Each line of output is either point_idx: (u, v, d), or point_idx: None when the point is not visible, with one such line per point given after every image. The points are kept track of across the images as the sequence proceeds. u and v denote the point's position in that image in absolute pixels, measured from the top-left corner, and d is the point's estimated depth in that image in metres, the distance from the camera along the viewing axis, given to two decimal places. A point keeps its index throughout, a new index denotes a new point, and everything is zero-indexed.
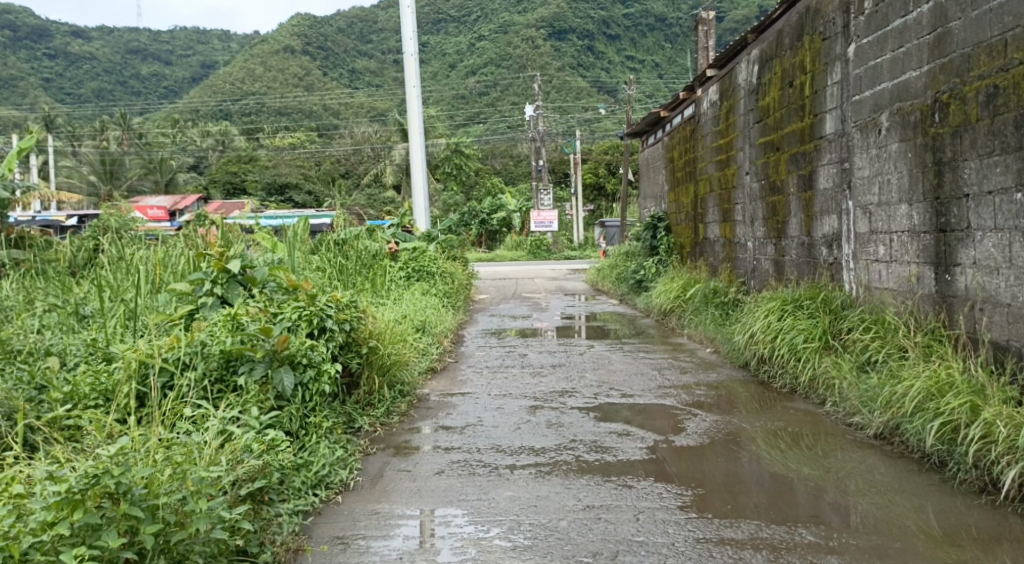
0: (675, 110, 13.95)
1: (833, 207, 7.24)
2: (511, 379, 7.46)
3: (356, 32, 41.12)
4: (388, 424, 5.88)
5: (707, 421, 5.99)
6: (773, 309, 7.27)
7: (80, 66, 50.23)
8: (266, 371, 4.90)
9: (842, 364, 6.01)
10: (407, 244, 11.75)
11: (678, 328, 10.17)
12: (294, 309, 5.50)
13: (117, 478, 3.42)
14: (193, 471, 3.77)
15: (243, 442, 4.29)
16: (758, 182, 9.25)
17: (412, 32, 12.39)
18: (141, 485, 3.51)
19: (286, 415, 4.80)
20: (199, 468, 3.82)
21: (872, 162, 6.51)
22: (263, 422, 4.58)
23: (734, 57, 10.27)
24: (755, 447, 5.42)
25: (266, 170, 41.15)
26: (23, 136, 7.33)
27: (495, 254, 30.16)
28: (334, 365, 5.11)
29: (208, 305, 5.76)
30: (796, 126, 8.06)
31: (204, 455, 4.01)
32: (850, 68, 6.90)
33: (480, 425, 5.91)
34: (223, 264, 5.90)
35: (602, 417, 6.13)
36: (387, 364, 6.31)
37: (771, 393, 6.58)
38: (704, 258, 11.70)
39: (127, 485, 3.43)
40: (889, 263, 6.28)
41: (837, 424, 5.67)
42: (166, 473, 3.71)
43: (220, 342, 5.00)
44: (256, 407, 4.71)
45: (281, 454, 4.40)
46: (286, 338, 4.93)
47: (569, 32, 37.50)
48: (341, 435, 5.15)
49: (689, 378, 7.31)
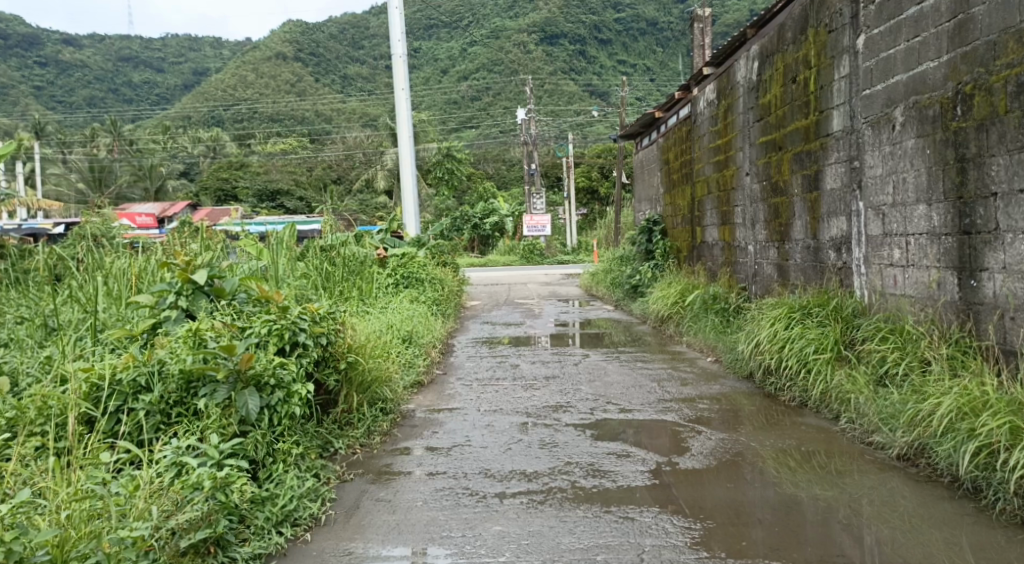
0: (670, 110, 13.52)
1: (841, 208, 6.83)
2: (502, 392, 7.02)
3: (354, 47, 44.36)
4: (368, 446, 5.44)
5: (713, 440, 5.54)
6: (779, 317, 6.82)
7: (71, 74, 49.56)
8: (230, 394, 4.45)
9: (858, 378, 5.59)
10: (396, 250, 11.33)
11: (676, 336, 9.75)
12: (264, 324, 5.06)
13: (10, 545, 3.15)
14: (111, 531, 3.47)
15: (194, 478, 3.86)
16: (759, 183, 8.82)
17: (400, 33, 11.95)
18: (44, 552, 3.24)
19: (250, 443, 4.34)
20: (117, 527, 3.50)
21: (885, 161, 6.11)
22: (223, 451, 4.14)
23: (733, 53, 9.85)
24: (768, 468, 4.99)
25: (259, 176, 40.23)
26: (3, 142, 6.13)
27: (488, 260, 29.72)
28: (305, 386, 4.67)
29: (172, 319, 5.30)
30: (799, 124, 7.64)
31: (135, 506, 3.64)
32: (859, 61, 6.48)
33: (468, 446, 5.46)
34: (188, 274, 5.43)
35: (599, 435, 5.69)
36: (368, 381, 5.86)
37: (779, 408, 6.16)
38: (703, 262, 11.28)
39: (23, 552, 3.17)
40: (905, 268, 5.86)
41: (854, 443, 5.24)
42: (77, 530, 3.44)
43: (179, 360, 4.56)
44: (216, 434, 4.28)
45: (239, 491, 3.95)
46: (251, 356, 4.48)
47: (562, 37, 38.73)
48: (314, 463, 4.70)
49: (691, 390, 6.87)
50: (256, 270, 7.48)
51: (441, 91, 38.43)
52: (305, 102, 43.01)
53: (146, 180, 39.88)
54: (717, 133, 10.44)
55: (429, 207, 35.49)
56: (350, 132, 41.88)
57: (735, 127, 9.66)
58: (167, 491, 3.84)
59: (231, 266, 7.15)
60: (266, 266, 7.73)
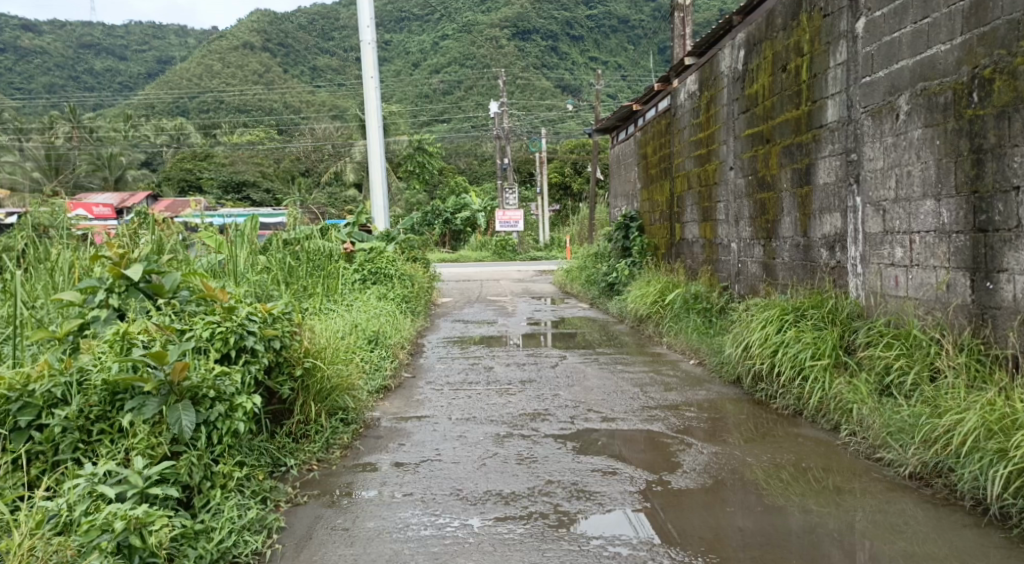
0: (648, 102, 13.05)
1: (835, 204, 6.42)
2: (475, 398, 6.53)
3: None
4: (327, 461, 4.96)
5: (704, 454, 5.09)
6: (771, 319, 6.39)
7: (30, 61, 48.02)
8: (160, 409, 4.00)
9: (861, 386, 5.19)
10: (364, 245, 10.81)
11: (655, 337, 9.31)
12: (206, 326, 4.58)
13: None
14: None
15: (104, 518, 3.43)
16: (744, 178, 8.42)
17: (369, 19, 11.39)
18: None
19: (184, 466, 3.89)
20: None
21: (887, 153, 5.71)
22: (148, 478, 3.71)
23: (715, 43, 9.43)
24: (767, 488, 4.56)
25: (224, 167, 39.33)
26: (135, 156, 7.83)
27: (458, 255, 29.08)
28: (252, 399, 4.22)
29: (102, 318, 4.77)
30: (789, 115, 7.24)
31: None
32: (859, 46, 6.07)
33: (438, 461, 4.98)
34: (122, 269, 4.90)
35: (581, 448, 5.23)
36: (327, 388, 5.37)
37: (771, 417, 5.74)
38: (682, 259, 10.88)
39: None
40: (908, 269, 5.48)
41: (857, 458, 4.83)
42: None
43: (104, 369, 4.09)
44: (143, 456, 3.83)
45: (160, 531, 3.52)
46: (186, 365, 4.03)
47: (534, 33, 38.08)
48: (261, 486, 4.25)
49: (677, 397, 6.43)
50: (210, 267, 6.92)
51: (412, 85, 37.80)
52: (275, 94, 42.89)
53: (106, 170, 38.76)
54: (698, 126, 10.04)
55: (400, 201, 34.94)
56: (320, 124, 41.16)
57: (719, 119, 9.24)
58: (75, 533, 3.41)
59: (184, 261, 6.60)
60: (224, 261, 7.18)
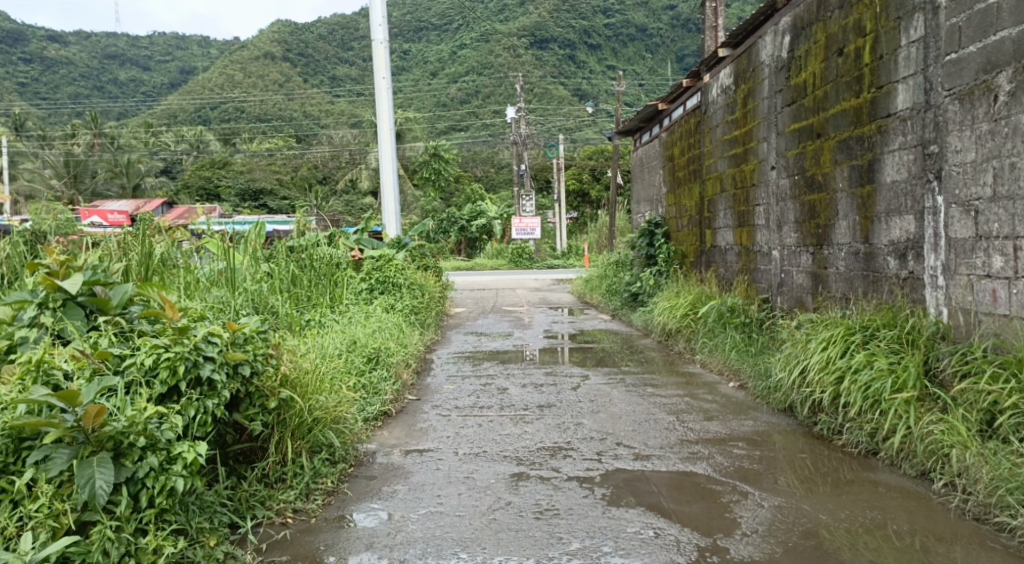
0: (675, 100, 12.05)
1: (907, 205, 5.47)
2: (485, 428, 5.58)
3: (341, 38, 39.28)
4: (305, 512, 4.06)
5: (764, 506, 4.15)
6: (833, 339, 5.43)
7: (57, 71, 47.26)
8: (70, 462, 3.24)
9: (959, 426, 4.29)
10: (374, 252, 9.82)
11: (686, 354, 8.37)
12: (150, 352, 3.71)
13: None
14: None
15: None
16: (789, 178, 7.45)
17: (381, 18, 10.43)
18: None
19: (92, 545, 3.18)
20: None
21: (980, 143, 4.77)
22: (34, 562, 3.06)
23: (754, 30, 8.47)
24: (850, 558, 3.65)
25: (241, 174, 38.56)
26: (259, 235, 7.39)
27: (474, 263, 28.18)
28: (194, 449, 3.42)
29: (27, 339, 3.87)
30: (847, 104, 6.27)
31: None
32: (941, 18, 5.13)
33: (442, 514, 4.06)
34: (57, 280, 3.97)
35: (614, 496, 4.29)
36: (308, 422, 4.43)
37: (839, 457, 4.82)
38: (713, 268, 9.92)
39: None
40: (1011, 282, 4.56)
41: (962, 520, 3.95)
42: None
43: (9, 409, 3.34)
44: (36, 534, 3.13)
45: None
46: (102, 409, 3.24)
47: (551, 41, 35.19)
48: (209, 555, 3.47)
49: (720, 428, 5.47)
50: (201, 276, 6.03)
51: (430, 92, 36.67)
52: (293, 102, 41.98)
53: (123, 177, 38.09)
54: (733, 122, 9.07)
55: (417, 209, 34.02)
56: (337, 131, 40.46)
57: (758, 114, 8.28)
58: None
59: (161, 271, 5.65)
60: (213, 274, 6.28)
